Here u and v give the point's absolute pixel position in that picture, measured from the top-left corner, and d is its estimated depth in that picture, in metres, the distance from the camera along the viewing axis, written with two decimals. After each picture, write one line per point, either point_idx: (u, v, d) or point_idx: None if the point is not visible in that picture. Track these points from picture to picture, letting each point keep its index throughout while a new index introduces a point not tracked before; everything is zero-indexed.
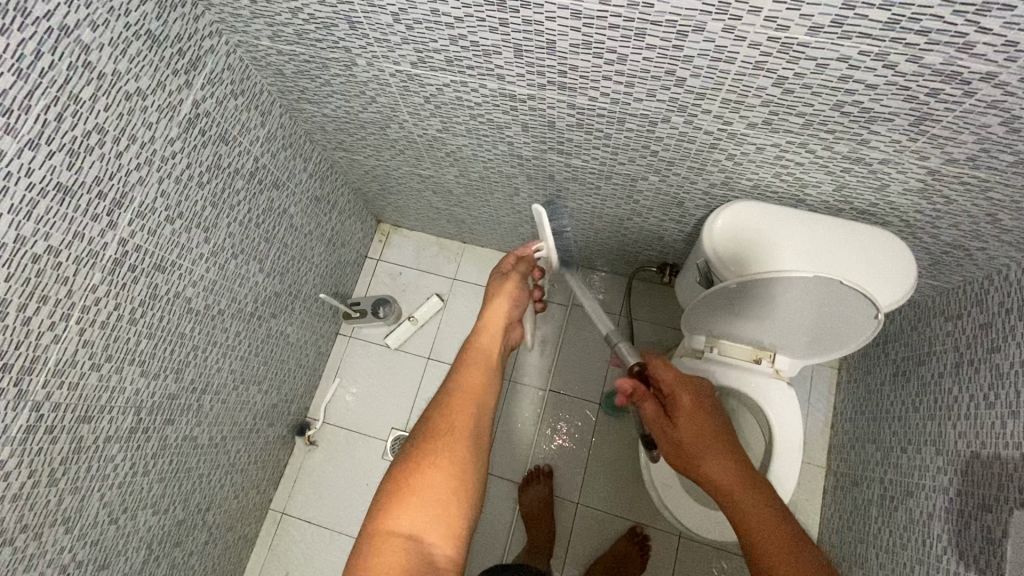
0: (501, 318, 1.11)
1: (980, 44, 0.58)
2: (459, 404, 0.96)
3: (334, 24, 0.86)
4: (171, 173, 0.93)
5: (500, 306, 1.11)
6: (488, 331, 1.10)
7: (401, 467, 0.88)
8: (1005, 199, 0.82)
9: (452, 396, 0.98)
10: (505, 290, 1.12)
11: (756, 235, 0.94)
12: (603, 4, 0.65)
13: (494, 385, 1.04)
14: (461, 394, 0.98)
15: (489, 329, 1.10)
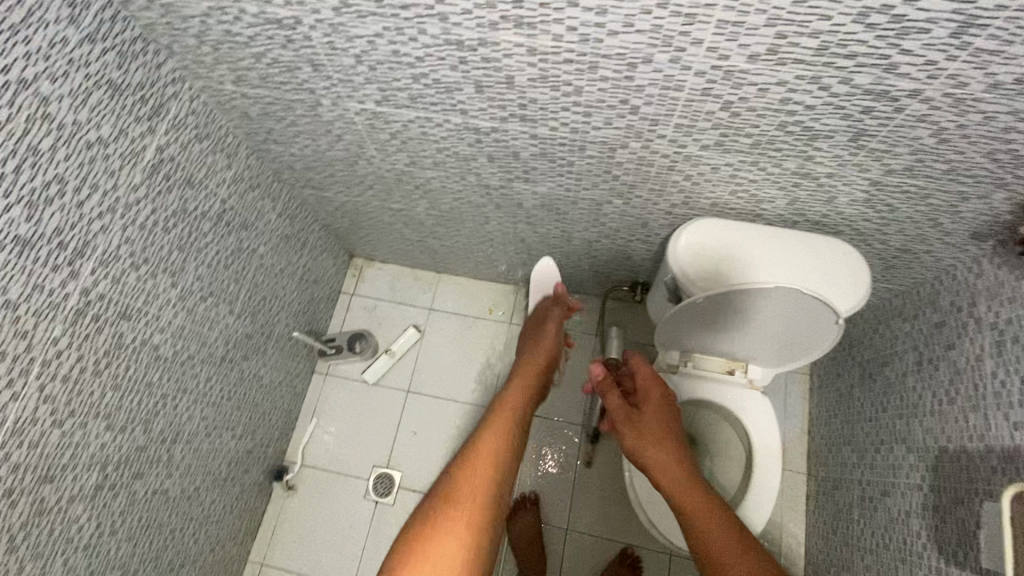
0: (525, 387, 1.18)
1: (903, 64, 0.63)
2: (474, 465, 1.04)
3: (298, 67, 0.88)
4: (135, 220, 0.91)
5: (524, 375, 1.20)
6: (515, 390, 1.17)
7: (415, 532, 0.96)
8: (943, 204, 0.87)
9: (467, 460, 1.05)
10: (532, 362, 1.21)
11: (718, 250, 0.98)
12: (557, 40, 0.68)
13: (512, 452, 1.09)
14: (479, 453, 1.05)
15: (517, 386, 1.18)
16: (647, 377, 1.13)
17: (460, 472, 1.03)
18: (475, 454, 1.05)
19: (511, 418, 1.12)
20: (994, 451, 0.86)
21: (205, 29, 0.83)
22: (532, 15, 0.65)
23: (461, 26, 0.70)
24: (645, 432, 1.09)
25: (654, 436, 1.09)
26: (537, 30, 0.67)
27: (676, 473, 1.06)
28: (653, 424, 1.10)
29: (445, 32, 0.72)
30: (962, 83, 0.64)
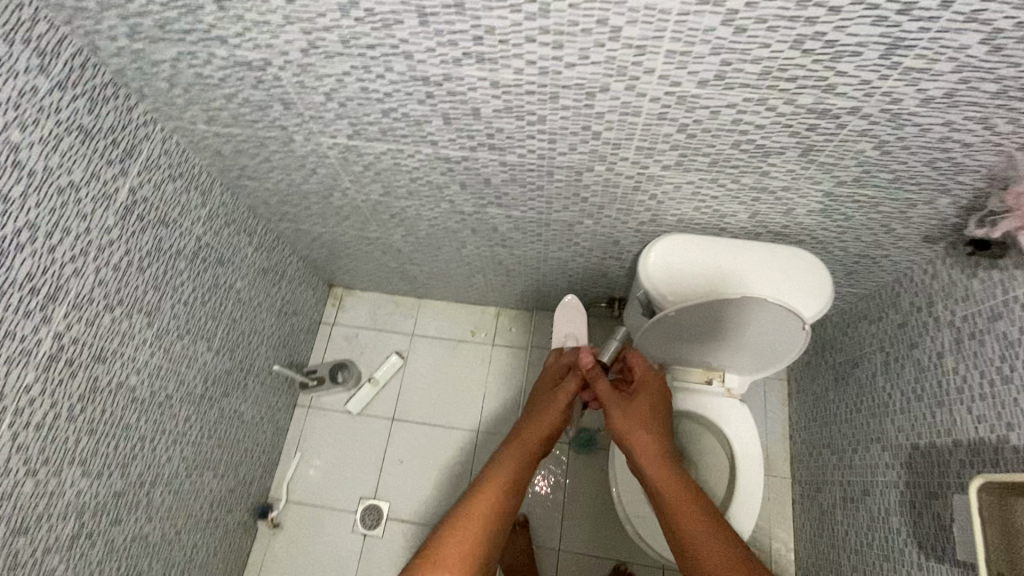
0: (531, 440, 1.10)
1: (840, 85, 0.67)
2: (461, 531, 0.95)
3: (269, 106, 0.90)
4: (108, 262, 0.91)
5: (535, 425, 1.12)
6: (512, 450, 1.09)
7: None
8: (893, 211, 0.92)
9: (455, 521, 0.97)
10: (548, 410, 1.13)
11: (690, 264, 1.01)
12: (518, 74, 0.72)
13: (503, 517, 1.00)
14: (469, 520, 0.97)
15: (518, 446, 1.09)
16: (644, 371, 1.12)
17: (447, 539, 0.94)
18: (463, 519, 0.97)
19: (505, 483, 1.04)
20: (962, 445, 0.90)
21: (175, 72, 0.85)
22: (492, 51, 0.69)
23: (425, 62, 0.73)
24: (636, 417, 1.09)
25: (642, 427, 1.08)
26: (499, 65, 0.71)
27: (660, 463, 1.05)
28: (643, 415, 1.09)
29: (411, 68, 0.74)
30: (896, 98, 0.68)
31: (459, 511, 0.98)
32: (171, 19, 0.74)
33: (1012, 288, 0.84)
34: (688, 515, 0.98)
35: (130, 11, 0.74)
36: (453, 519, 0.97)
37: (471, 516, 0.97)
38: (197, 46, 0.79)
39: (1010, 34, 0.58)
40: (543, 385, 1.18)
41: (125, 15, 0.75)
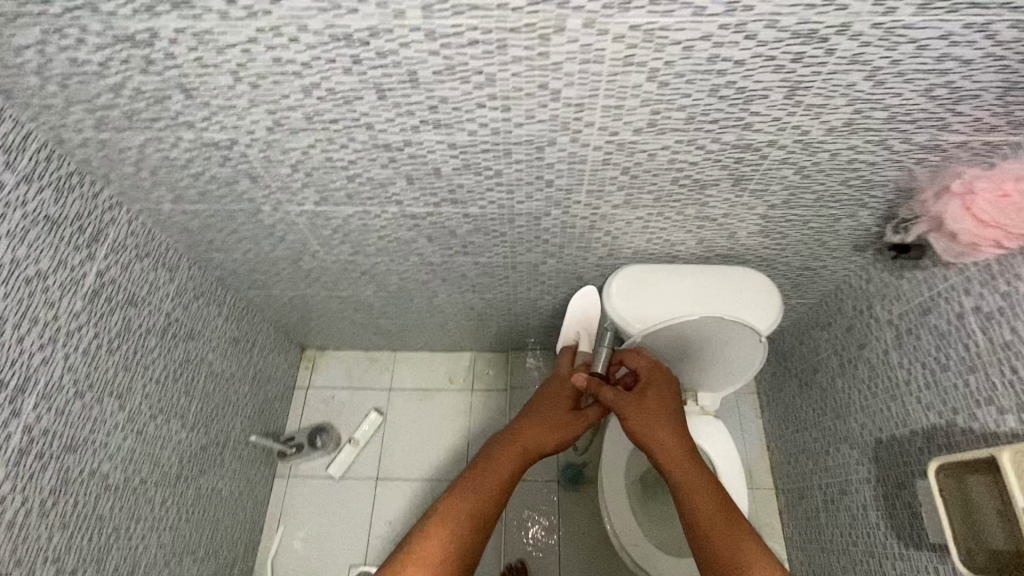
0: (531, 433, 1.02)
1: (756, 123, 0.76)
2: (447, 523, 0.89)
3: (236, 181, 0.94)
4: (78, 346, 0.91)
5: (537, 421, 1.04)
6: (505, 445, 1.01)
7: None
8: (822, 226, 1.01)
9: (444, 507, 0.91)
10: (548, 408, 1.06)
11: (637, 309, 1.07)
12: (472, 136, 0.78)
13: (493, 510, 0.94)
14: (452, 516, 0.90)
15: (511, 443, 1.01)
16: (649, 366, 1.04)
17: (426, 537, 0.87)
18: (446, 514, 0.90)
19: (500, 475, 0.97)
20: (918, 433, 0.96)
21: (142, 157, 0.88)
22: (447, 117, 0.75)
23: (385, 130, 0.79)
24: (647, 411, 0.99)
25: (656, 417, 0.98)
26: (455, 129, 0.77)
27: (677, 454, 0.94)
28: (656, 407, 1.00)
29: (372, 136, 0.80)
30: (806, 131, 0.77)
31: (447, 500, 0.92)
32: (138, 109, 0.78)
33: (934, 285, 0.93)
34: (709, 511, 0.87)
35: (96, 104, 0.77)
36: (439, 509, 0.91)
37: (456, 509, 0.91)
38: (163, 131, 0.82)
39: (888, 72, 0.67)
40: (548, 385, 1.10)
41: (92, 108, 0.78)
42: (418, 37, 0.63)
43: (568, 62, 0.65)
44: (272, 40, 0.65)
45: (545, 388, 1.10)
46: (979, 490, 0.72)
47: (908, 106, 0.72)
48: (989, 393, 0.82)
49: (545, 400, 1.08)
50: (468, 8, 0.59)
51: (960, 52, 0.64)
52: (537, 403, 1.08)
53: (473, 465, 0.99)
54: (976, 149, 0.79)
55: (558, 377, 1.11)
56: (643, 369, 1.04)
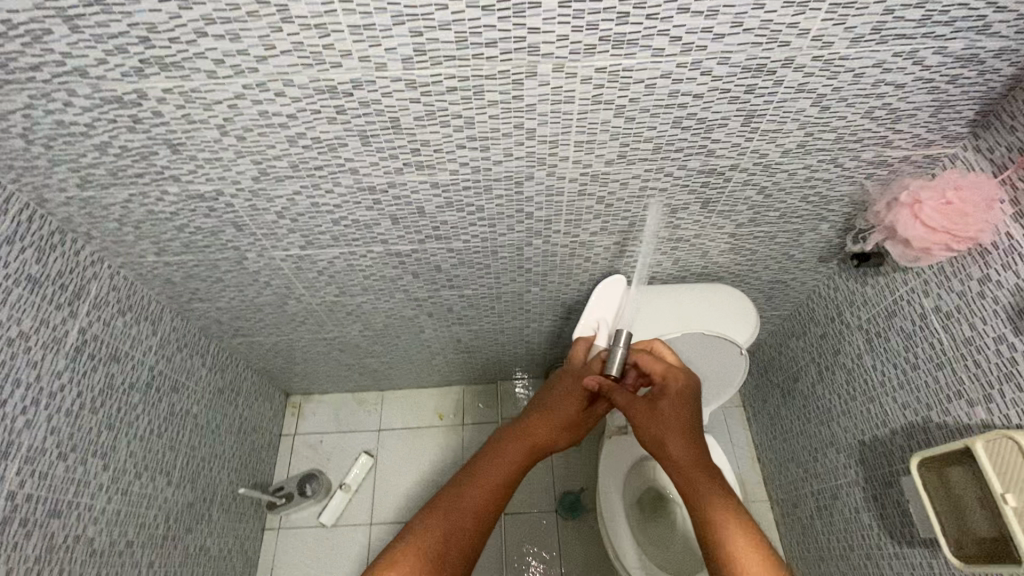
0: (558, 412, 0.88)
1: (718, 150, 0.81)
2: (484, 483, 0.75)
3: (221, 230, 0.95)
4: (61, 407, 0.89)
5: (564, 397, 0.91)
6: (516, 439, 0.83)
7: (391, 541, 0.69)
8: (788, 241, 1.07)
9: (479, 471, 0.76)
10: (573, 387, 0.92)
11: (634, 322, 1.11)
12: (454, 175, 0.82)
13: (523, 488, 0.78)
14: (448, 517, 0.71)
15: (521, 436, 0.83)
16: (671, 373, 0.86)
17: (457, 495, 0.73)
18: (444, 513, 0.71)
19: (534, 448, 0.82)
20: (898, 432, 1.00)
21: (126, 212, 0.89)
22: (429, 159, 0.79)
23: (369, 174, 0.82)
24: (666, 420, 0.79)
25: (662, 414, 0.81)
26: (437, 169, 0.81)
27: (685, 453, 0.75)
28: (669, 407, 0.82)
29: (356, 181, 0.83)
30: (764, 154, 0.83)
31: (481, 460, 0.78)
32: (124, 166, 0.79)
33: (896, 289, 0.98)
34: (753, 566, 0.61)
35: (82, 163, 0.78)
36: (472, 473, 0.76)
37: (491, 470, 0.77)
38: (148, 186, 0.84)
39: (832, 99, 0.74)
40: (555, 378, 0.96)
41: (76, 167, 0.79)
42: (399, 87, 0.67)
43: (541, 103, 0.70)
44: (259, 95, 0.68)
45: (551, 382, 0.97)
46: (960, 480, 0.74)
47: (853, 127, 0.79)
48: (958, 388, 0.87)
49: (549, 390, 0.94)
50: (446, 59, 0.63)
51: (893, 77, 0.71)
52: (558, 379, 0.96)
53: (477, 457, 0.79)
54: (918, 162, 0.85)
55: (568, 370, 0.97)
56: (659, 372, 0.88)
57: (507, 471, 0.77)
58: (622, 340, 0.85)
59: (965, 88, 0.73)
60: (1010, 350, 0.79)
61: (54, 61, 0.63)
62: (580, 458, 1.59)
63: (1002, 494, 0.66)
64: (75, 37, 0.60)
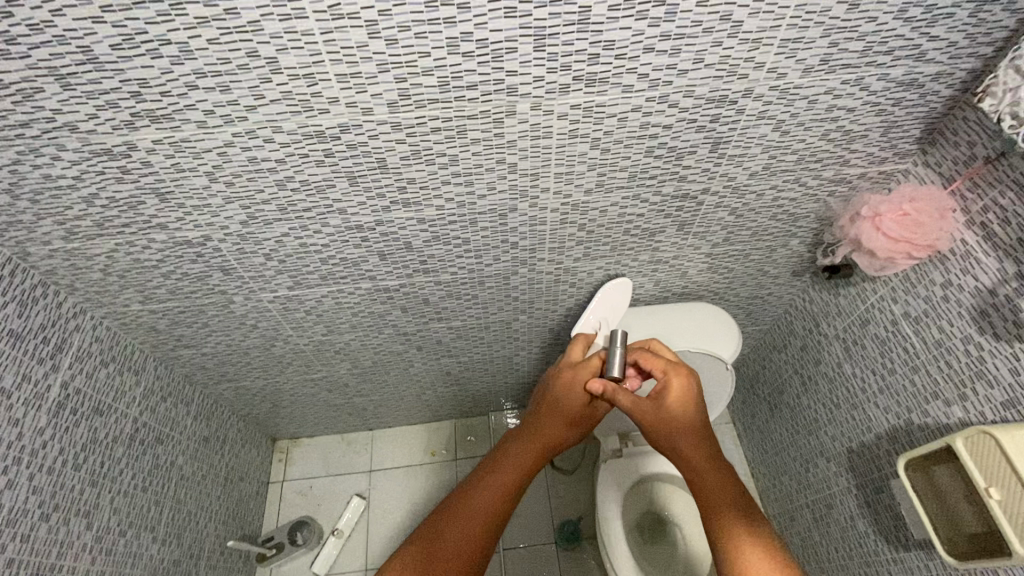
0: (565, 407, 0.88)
1: (689, 176, 0.86)
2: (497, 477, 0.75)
3: (208, 275, 0.95)
4: (43, 465, 0.88)
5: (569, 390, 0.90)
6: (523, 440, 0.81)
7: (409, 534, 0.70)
8: (763, 258, 1.12)
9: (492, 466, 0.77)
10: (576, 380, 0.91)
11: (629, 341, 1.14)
12: (439, 210, 0.85)
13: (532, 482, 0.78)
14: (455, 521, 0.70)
15: (529, 438, 0.82)
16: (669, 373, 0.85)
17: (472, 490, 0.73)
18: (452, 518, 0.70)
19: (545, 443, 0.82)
20: (883, 436, 1.03)
21: (111, 262, 0.89)
22: (415, 196, 0.81)
23: (357, 214, 0.84)
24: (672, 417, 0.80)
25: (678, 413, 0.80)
26: (423, 206, 0.84)
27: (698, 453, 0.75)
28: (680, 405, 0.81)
29: (344, 221, 0.85)
30: (732, 177, 0.88)
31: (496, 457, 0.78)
32: (110, 216, 0.80)
33: (867, 298, 1.03)
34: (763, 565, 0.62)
35: (68, 216, 0.79)
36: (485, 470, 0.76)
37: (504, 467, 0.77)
38: (135, 235, 0.84)
39: (791, 123, 0.79)
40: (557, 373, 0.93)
41: (62, 220, 0.79)
42: (385, 129, 0.70)
43: (521, 139, 0.74)
44: (248, 142, 0.70)
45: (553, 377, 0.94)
46: (946, 478, 0.77)
47: (812, 149, 0.84)
48: (934, 389, 0.91)
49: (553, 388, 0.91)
50: (429, 101, 0.67)
51: (844, 102, 0.76)
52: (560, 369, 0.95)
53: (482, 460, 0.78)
54: (875, 178, 0.91)
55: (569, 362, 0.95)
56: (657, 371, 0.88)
57: (514, 473, 0.76)
58: (620, 340, 0.91)
59: (909, 110, 0.79)
60: (977, 349, 0.83)
61: (44, 118, 0.64)
62: (577, 485, 1.58)
63: (986, 488, 0.68)
64: (67, 94, 0.62)
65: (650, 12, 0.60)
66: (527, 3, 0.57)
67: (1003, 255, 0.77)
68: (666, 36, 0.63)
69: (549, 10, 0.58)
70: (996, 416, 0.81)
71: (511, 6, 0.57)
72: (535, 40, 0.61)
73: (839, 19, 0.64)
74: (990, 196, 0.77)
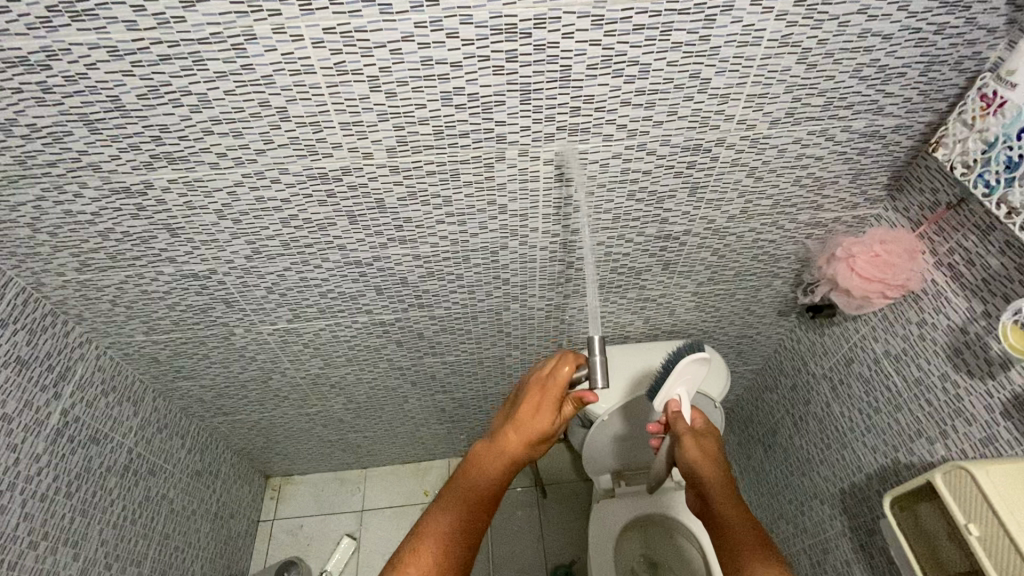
0: (539, 418, 0.84)
1: (670, 220, 0.91)
2: (490, 462, 0.83)
3: (211, 307, 0.99)
4: (36, 492, 0.89)
5: (547, 405, 0.84)
6: (491, 459, 0.83)
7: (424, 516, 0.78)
8: (748, 297, 1.15)
9: (491, 458, 0.83)
10: (548, 397, 0.84)
11: (680, 385, 0.98)
12: (434, 248, 0.90)
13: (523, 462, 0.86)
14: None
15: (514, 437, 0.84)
16: (694, 412, 1.00)
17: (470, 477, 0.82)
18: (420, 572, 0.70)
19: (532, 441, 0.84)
20: (872, 477, 1.03)
21: (120, 293, 0.93)
22: (411, 234, 0.86)
23: (355, 249, 0.88)
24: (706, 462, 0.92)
25: (706, 472, 0.91)
26: (418, 243, 0.89)
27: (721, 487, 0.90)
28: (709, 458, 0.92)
29: (344, 256, 0.90)
30: (712, 220, 0.93)
31: (486, 447, 0.85)
32: (123, 249, 0.84)
33: (850, 337, 1.05)
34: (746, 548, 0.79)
35: (83, 249, 0.83)
36: (480, 457, 0.84)
37: (494, 460, 0.83)
38: (144, 268, 0.89)
39: (763, 170, 0.84)
40: (529, 389, 0.86)
41: (77, 253, 0.84)
42: (383, 172, 0.75)
43: (510, 182, 0.79)
44: (256, 183, 0.75)
45: (524, 390, 0.88)
46: (930, 516, 0.77)
47: (786, 194, 0.89)
48: (916, 427, 0.92)
49: (527, 404, 0.85)
50: (424, 148, 0.73)
51: (812, 152, 0.82)
52: (536, 382, 0.86)
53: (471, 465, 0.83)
54: (849, 222, 0.96)
55: (540, 380, 0.86)
56: (692, 417, 0.98)
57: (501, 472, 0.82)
58: (597, 347, 0.80)
59: (874, 158, 0.85)
60: (954, 387, 0.85)
61: (70, 158, 0.70)
62: (572, 527, 1.55)
63: (966, 525, 0.68)
64: (94, 137, 0.68)
65: (625, 70, 0.66)
66: (514, 62, 0.64)
67: (971, 294, 0.80)
68: (640, 91, 0.69)
69: (533, 68, 0.65)
70: (976, 453, 0.82)
71: (498, 64, 0.64)
72: (521, 94, 0.67)
73: (799, 77, 0.71)
74: (954, 238, 0.81)
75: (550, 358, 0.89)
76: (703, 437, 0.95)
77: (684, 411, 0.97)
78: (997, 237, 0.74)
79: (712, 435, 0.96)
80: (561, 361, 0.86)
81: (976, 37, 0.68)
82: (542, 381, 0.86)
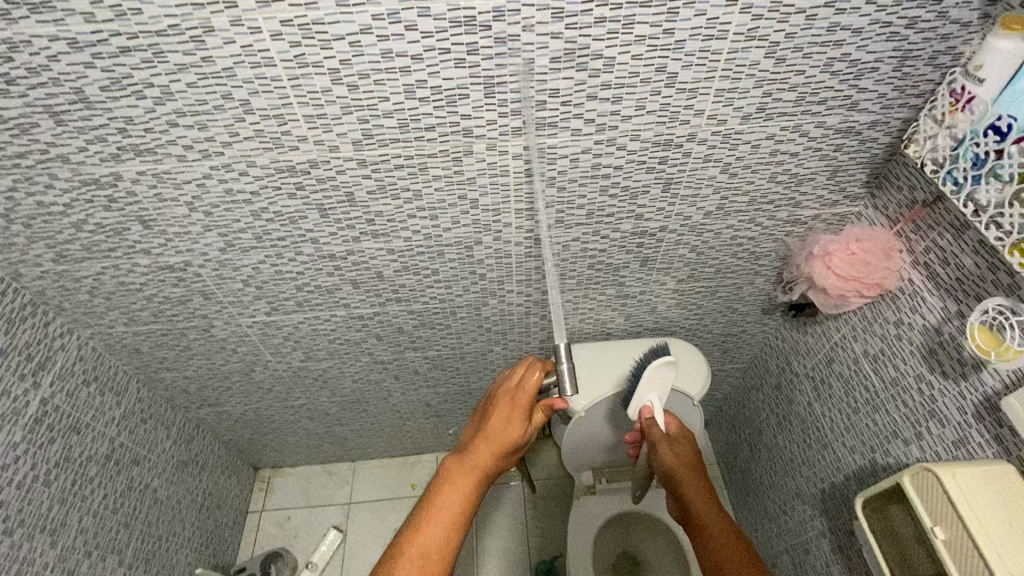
0: (512, 426, 0.84)
1: (645, 215, 0.90)
2: (463, 471, 0.80)
3: (189, 299, 0.99)
4: (12, 480, 0.90)
5: (519, 414, 0.85)
6: (461, 478, 0.79)
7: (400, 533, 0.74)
8: (730, 295, 1.14)
9: (465, 467, 0.80)
10: (519, 405, 0.86)
11: (651, 391, 0.96)
12: (407, 241, 0.90)
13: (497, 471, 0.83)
14: None
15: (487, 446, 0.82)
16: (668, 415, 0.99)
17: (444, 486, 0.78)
18: None
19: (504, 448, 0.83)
20: (851, 478, 1.03)
21: (98, 284, 0.94)
22: (383, 228, 0.86)
23: (328, 243, 0.89)
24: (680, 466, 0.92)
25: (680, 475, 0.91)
26: (391, 237, 0.88)
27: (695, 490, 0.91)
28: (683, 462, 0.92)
29: (317, 249, 0.90)
30: (688, 217, 0.92)
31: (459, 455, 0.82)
32: (98, 241, 0.85)
33: (831, 336, 1.04)
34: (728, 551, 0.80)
35: (57, 240, 0.84)
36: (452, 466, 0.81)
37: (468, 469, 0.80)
38: (120, 259, 0.89)
39: (737, 166, 0.83)
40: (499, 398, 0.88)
41: (53, 244, 0.85)
42: (352, 165, 0.75)
43: (480, 176, 0.79)
44: (225, 175, 0.76)
45: (493, 399, 0.90)
46: (900, 519, 0.75)
47: (763, 191, 0.88)
48: (893, 428, 0.91)
49: (499, 414, 0.86)
50: (390, 141, 0.72)
51: (787, 147, 0.81)
52: (505, 391, 0.88)
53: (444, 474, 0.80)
54: (829, 219, 0.95)
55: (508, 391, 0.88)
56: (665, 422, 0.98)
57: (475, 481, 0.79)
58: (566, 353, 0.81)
59: (852, 154, 0.83)
60: (929, 388, 0.83)
61: (39, 149, 0.70)
62: (557, 523, 1.55)
63: (932, 527, 0.67)
64: (61, 129, 0.68)
65: (590, 63, 0.66)
66: (475, 55, 0.63)
67: (945, 294, 0.79)
68: (606, 85, 0.69)
69: (495, 61, 0.64)
70: (949, 455, 0.80)
71: (459, 57, 0.63)
72: (485, 88, 0.67)
73: (769, 72, 0.70)
74: (930, 237, 0.79)
75: (517, 367, 0.92)
76: (677, 441, 0.95)
77: (658, 417, 0.96)
78: (970, 236, 0.73)
79: (686, 440, 0.96)
80: (530, 370, 0.90)
81: (950, 31, 0.67)
82: (512, 390, 0.88)
